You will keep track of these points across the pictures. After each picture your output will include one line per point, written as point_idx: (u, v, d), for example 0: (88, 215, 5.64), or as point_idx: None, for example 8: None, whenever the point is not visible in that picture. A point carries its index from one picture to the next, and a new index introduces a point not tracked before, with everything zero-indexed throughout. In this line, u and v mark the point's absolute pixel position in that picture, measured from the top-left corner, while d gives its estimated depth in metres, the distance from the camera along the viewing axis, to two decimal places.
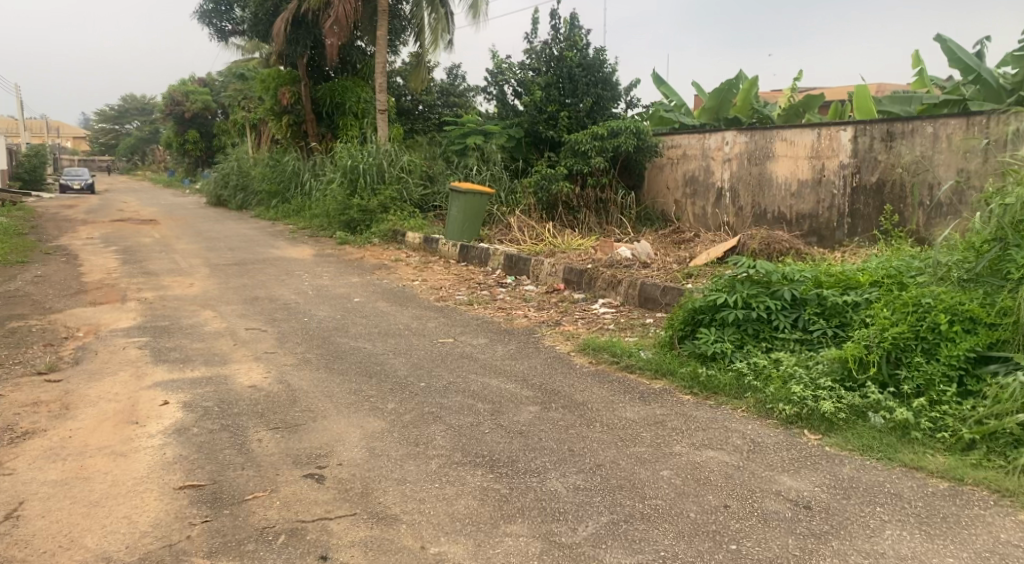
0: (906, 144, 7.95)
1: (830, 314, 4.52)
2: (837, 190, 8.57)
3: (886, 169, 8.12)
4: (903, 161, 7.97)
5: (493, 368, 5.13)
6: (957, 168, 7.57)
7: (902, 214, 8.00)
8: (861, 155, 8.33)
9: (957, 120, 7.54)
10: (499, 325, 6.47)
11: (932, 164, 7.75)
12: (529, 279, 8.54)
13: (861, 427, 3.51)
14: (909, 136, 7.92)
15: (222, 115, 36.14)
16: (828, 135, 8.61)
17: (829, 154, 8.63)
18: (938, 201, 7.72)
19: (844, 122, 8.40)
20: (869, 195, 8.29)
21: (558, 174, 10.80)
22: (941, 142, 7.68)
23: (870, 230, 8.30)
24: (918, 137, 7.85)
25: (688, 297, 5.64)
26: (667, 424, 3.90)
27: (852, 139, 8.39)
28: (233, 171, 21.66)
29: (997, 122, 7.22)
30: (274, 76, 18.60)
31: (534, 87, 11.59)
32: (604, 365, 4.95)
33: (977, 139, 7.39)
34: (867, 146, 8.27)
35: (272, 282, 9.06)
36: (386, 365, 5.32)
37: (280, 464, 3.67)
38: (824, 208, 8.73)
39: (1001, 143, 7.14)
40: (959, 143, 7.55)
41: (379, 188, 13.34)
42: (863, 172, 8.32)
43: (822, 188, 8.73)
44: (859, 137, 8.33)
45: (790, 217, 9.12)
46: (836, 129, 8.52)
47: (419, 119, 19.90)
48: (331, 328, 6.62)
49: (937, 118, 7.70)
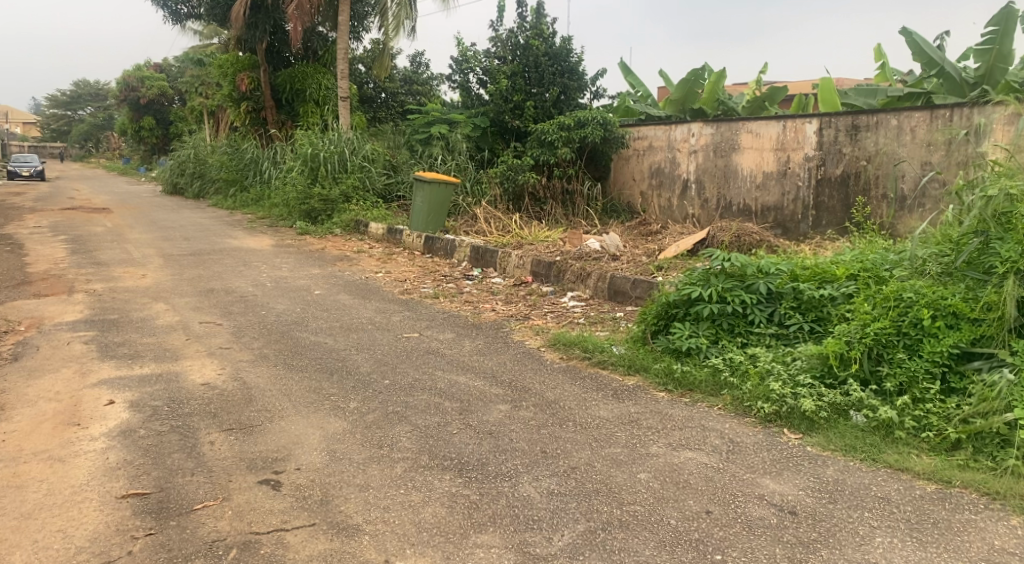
0: (870, 137, 7.93)
1: (806, 308, 4.40)
2: (802, 182, 8.53)
3: (852, 162, 8.08)
4: (868, 154, 7.94)
5: (460, 364, 4.94)
6: (921, 161, 7.56)
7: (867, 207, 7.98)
8: (825, 148, 8.29)
9: (921, 113, 7.54)
10: (466, 319, 6.28)
11: (896, 157, 7.73)
12: (496, 272, 8.35)
13: (843, 426, 3.40)
14: (874, 129, 7.90)
15: (179, 101, 35.21)
16: (794, 127, 8.55)
17: (794, 146, 8.58)
18: (903, 194, 7.71)
19: (810, 115, 8.35)
20: (834, 188, 8.26)
21: (525, 164, 10.60)
22: (905, 135, 7.67)
23: (835, 222, 8.28)
24: (882, 130, 7.83)
25: (658, 291, 5.50)
26: (642, 423, 3.74)
27: (818, 131, 8.34)
28: (190, 159, 21.05)
29: (961, 115, 7.22)
30: (232, 61, 18.07)
31: (500, 75, 11.33)
32: (575, 361, 4.78)
33: (941, 132, 7.39)
34: (832, 138, 8.23)
35: (229, 274, 8.73)
36: (348, 361, 5.09)
37: (233, 468, 3.43)
38: (789, 200, 8.69)
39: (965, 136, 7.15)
40: (923, 136, 7.54)
41: (341, 177, 13.01)
42: (828, 164, 8.28)
43: (787, 180, 8.68)
44: (823, 129, 8.28)
45: (755, 209, 9.06)
46: (802, 122, 8.46)
47: (382, 107, 19.53)
48: (291, 322, 6.36)
49: (901, 111, 7.68)
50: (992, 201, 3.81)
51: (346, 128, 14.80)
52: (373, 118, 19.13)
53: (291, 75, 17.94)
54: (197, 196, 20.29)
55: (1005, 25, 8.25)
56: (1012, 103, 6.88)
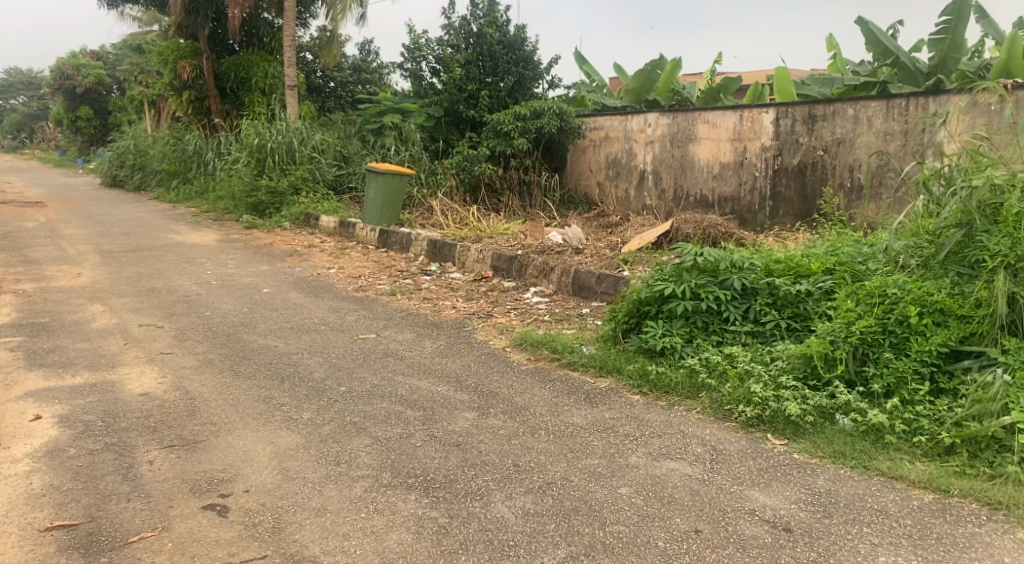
0: (827, 127, 7.86)
1: (782, 304, 4.23)
2: (759, 172, 8.43)
3: (808, 152, 8.01)
4: (825, 144, 7.87)
5: (422, 367, 4.66)
6: (878, 151, 7.51)
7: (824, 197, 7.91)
8: (782, 138, 8.20)
9: (877, 103, 7.49)
10: (426, 317, 5.99)
11: (853, 147, 7.68)
12: (454, 267, 8.07)
13: (830, 431, 3.23)
14: (830, 119, 7.83)
15: (117, 90, 33.90)
16: (750, 117, 8.44)
17: (751, 136, 8.47)
18: (859, 184, 7.67)
19: (766, 104, 8.25)
20: (791, 177, 8.17)
21: (481, 155, 10.27)
22: (863, 125, 7.61)
23: (792, 212, 8.19)
24: (839, 120, 7.76)
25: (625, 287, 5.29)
26: (619, 431, 3.52)
27: (775, 121, 8.24)
28: (130, 150, 20.18)
29: (917, 106, 7.18)
30: (173, 47, 17.33)
31: (454, 64, 10.98)
32: (543, 363, 4.54)
33: (898, 122, 7.34)
34: (789, 128, 8.14)
35: (172, 271, 8.27)
36: (300, 367, 4.77)
37: (173, 492, 3.09)
38: (746, 190, 8.58)
39: (921, 126, 7.12)
40: (880, 126, 7.49)
41: (289, 168, 12.54)
42: (785, 154, 8.19)
43: (744, 170, 8.57)
44: (780, 119, 8.19)
45: (713, 200, 8.95)
46: (758, 112, 8.36)
47: (331, 96, 19.01)
48: (238, 323, 5.98)
49: (858, 100, 7.62)
50: (975, 193, 3.67)
51: (294, 117, 14.30)
52: (321, 108, 18.62)
53: (235, 62, 17.29)
54: (137, 188, 19.48)
55: (959, 15, 8.23)
56: (967, 93, 6.86)
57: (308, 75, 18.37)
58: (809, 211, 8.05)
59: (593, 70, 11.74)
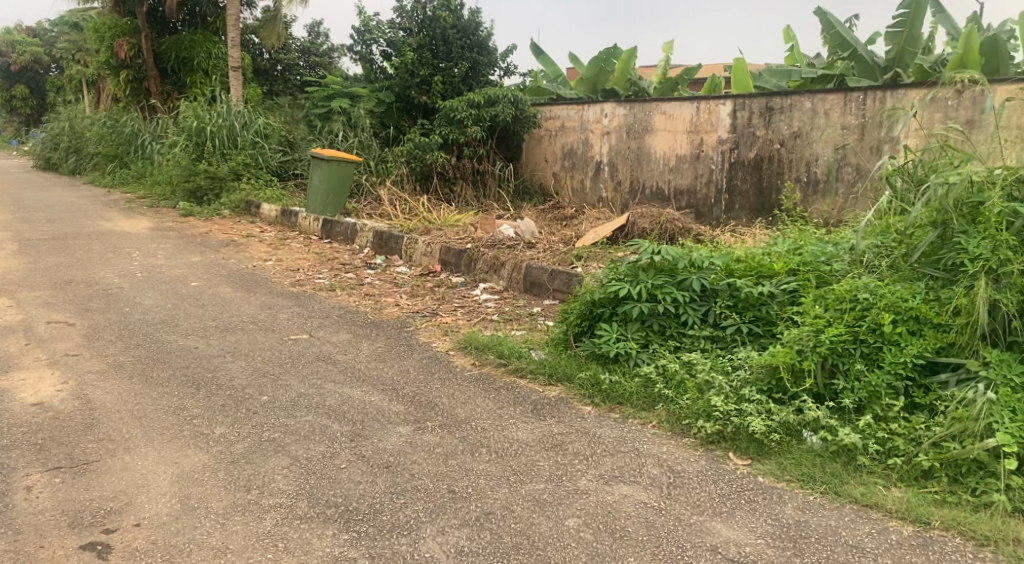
0: (784, 120, 7.64)
1: (743, 307, 3.94)
2: (715, 165, 8.18)
3: (765, 145, 7.78)
4: (782, 138, 7.65)
5: (356, 373, 4.27)
6: (834, 146, 7.31)
7: (780, 192, 7.70)
8: (739, 130, 7.96)
9: (835, 96, 7.28)
10: (365, 316, 5.57)
11: (809, 141, 7.47)
12: (400, 260, 7.65)
13: (797, 451, 2.94)
14: (787, 111, 7.61)
15: (55, 69, 32.45)
16: (707, 109, 8.18)
17: (708, 129, 8.21)
18: (816, 178, 7.47)
19: (723, 96, 8.00)
20: (747, 171, 7.93)
21: (432, 142, 9.81)
22: (820, 118, 7.40)
23: (748, 207, 7.97)
24: (797, 113, 7.54)
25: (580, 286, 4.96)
26: (568, 448, 3.18)
27: (731, 113, 8.00)
28: (65, 132, 19.18)
29: (875, 99, 6.99)
30: (109, 24, 16.45)
31: (405, 48, 10.50)
32: (488, 369, 4.18)
33: (856, 116, 7.14)
34: (746, 120, 7.90)
35: (94, 262, 7.67)
36: (221, 373, 4.32)
37: (48, 528, 2.67)
38: (702, 183, 8.33)
39: (879, 120, 6.96)
40: (837, 120, 7.29)
41: (230, 153, 11.93)
42: (741, 147, 7.96)
43: (701, 163, 8.31)
44: (737, 111, 7.95)
45: (668, 193, 8.69)
46: (715, 103, 8.10)
47: (278, 80, 18.37)
48: (158, 321, 5.48)
49: (816, 93, 7.40)
50: (952, 192, 3.41)
51: (237, 100, 13.65)
52: (268, 92, 17.95)
53: (176, 42, 16.50)
54: (72, 171, 18.51)
55: (916, 8, 8.05)
56: (925, 88, 6.69)
57: (254, 57, 17.68)
58: (765, 206, 7.84)
59: (549, 58, 11.39)
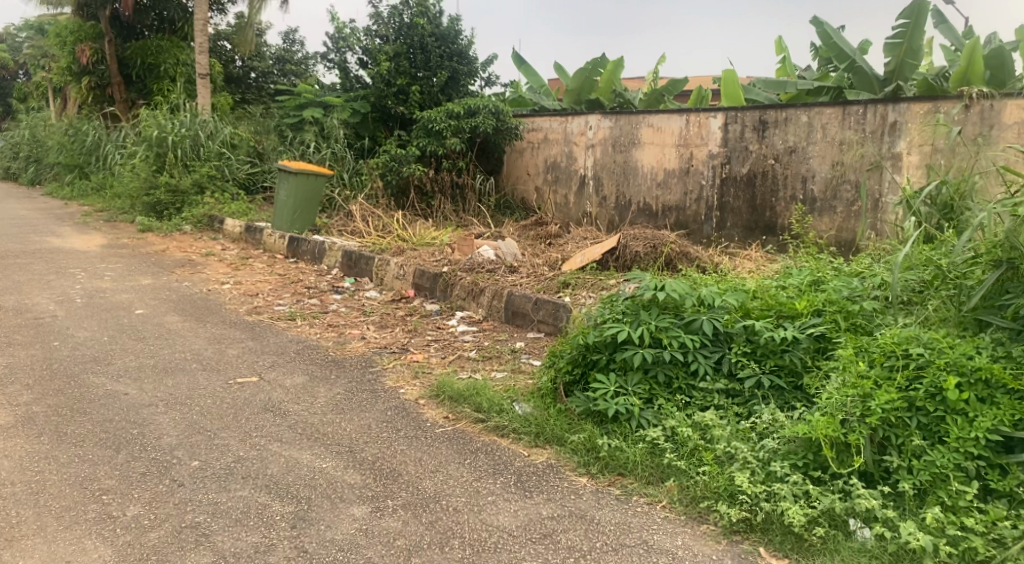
0: (778, 134, 7.10)
1: (762, 354, 3.39)
2: (705, 181, 7.64)
3: (758, 160, 7.25)
4: (776, 153, 7.11)
5: (307, 430, 3.62)
6: (832, 161, 6.78)
7: (775, 210, 7.16)
8: (730, 145, 7.43)
9: (832, 109, 6.75)
10: (326, 352, 4.93)
11: (805, 156, 6.93)
12: (371, 284, 7.03)
13: (846, 551, 2.37)
14: (782, 125, 7.07)
15: (23, 74, 31.45)
16: (697, 121, 7.64)
17: (697, 143, 7.68)
18: (813, 196, 6.93)
19: (714, 108, 7.46)
20: (739, 187, 7.39)
21: (409, 154, 9.21)
22: (816, 133, 6.86)
23: (740, 225, 7.41)
24: (791, 127, 7.01)
25: (571, 323, 4.37)
26: (561, 541, 2.60)
27: (723, 126, 7.46)
28: (27, 141, 18.41)
29: (875, 114, 6.47)
30: (71, 28, 15.75)
31: (381, 56, 9.88)
32: (463, 426, 3.56)
33: (854, 130, 6.62)
34: (738, 134, 7.37)
35: (31, 285, 6.96)
36: (147, 428, 3.66)
37: None
38: (691, 199, 7.79)
39: (881, 135, 6.46)
40: (836, 135, 6.75)
41: (193, 164, 11.24)
42: (733, 162, 7.42)
43: (690, 179, 7.77)
44: (728, 125, 7.42)
45: (655, 210, 8.13)
46: (706, 115, 7.56)
47: (251, 88, 17.78)
48: (87, 358, 4.81)
49: (812, 106, 6.87)
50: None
51: (204, 108, 12.95)
52: (241, 100, 17.34)
53: (142, 46, 15.71)
54: (32, 182, 17.67)
55: (916, 19, 7.43)
56: (929, 100, 6.18)
57: (226, 64, 17.05)
58: (758, 224, 7.29)
59: (532, 67, 10.81)
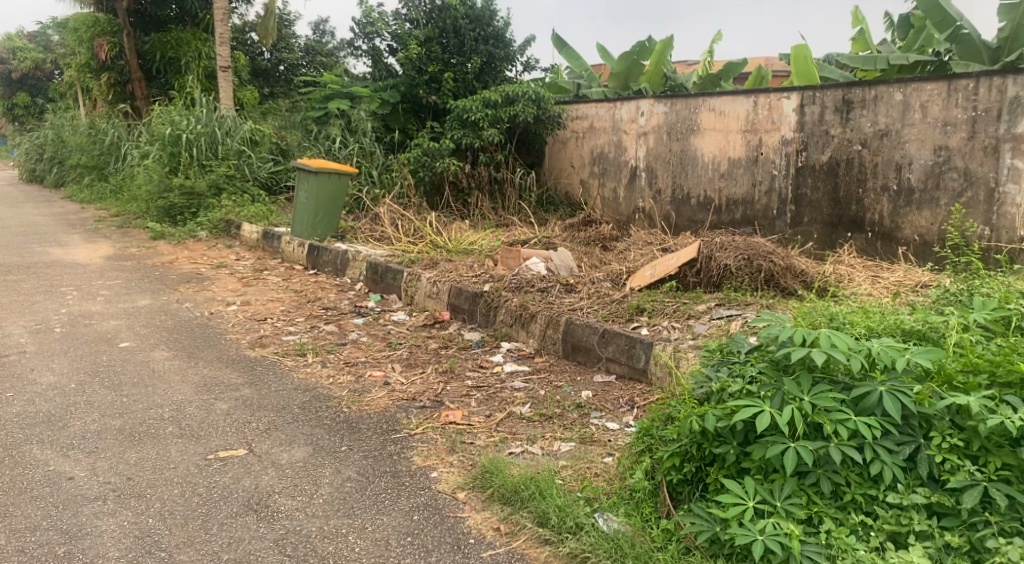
0: (866, 115, 5.76)
1: (983, 450, 2.20)
2: (778, 170, 6.32)
3: (842, 145, 5.91)
4: (864, 137, 5.77)
5: (301, 552, 2.53)
6: (934, 146, 5.42)
7: (863, 203, 5.82)
8: (807, 129, 6.10)
9: (935, 83, 5.38)
10: (340, 407, 3.83)
11: (900, 139, 5.58)
12: (399, 304, 5.95)
13: None
14: (870, 106, 5.73)
15: (60, 75, 31.07)
16: (767, 103, 6.33)
17: (768, 127, 6.37)
18: (909, 186, 5.58)
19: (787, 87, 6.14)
20: (818, 177, 6.07)
21: (443, 147, 8.08)
22: (914, 113, 5.50)
23: (819, 221, 6.09)
24: (882, 106, 5.66)
25: (672, 384, 3.20)
26: None
27: (798, 108, 6.14)
28: (51, 141, 17.74)
29: (990, 88, 5.09)
30: (88, 23, 14.97)
31: (410, 41, 8.78)
32: (523, 547, 2.46)
33: (963, 109, 5.25)
34: (817, 117, 6.04)
35: (10, 310, 6.02)
36: (79, 544, 2.61)
37: None
38: (761, 192, 6.47)
39: (997, 114, 5.08)
40: (938, 114, 5.38)
41: (210, 164, 10.29)
42: (811, 149, 6.09)
43: (760, 168, 6.46)
44: (806, 106, 6.09)
45: (716, 204, 6.84)
46: (778, 96, 6.25)
47: (279, 81, 16.85)
48: (41, 417, 3.80)
49: (909, 80, 5.51)
50: None
51: (223, 103, 12.01)
52: (268, 94, 16.42)
53: (162, 40, 14.84)
54: (57, 184, 17.09)
55: None
56: None
57: (253, 57, 16.18)
58: (842, 220, 5.96)
59: (575, 50, 9.59)
